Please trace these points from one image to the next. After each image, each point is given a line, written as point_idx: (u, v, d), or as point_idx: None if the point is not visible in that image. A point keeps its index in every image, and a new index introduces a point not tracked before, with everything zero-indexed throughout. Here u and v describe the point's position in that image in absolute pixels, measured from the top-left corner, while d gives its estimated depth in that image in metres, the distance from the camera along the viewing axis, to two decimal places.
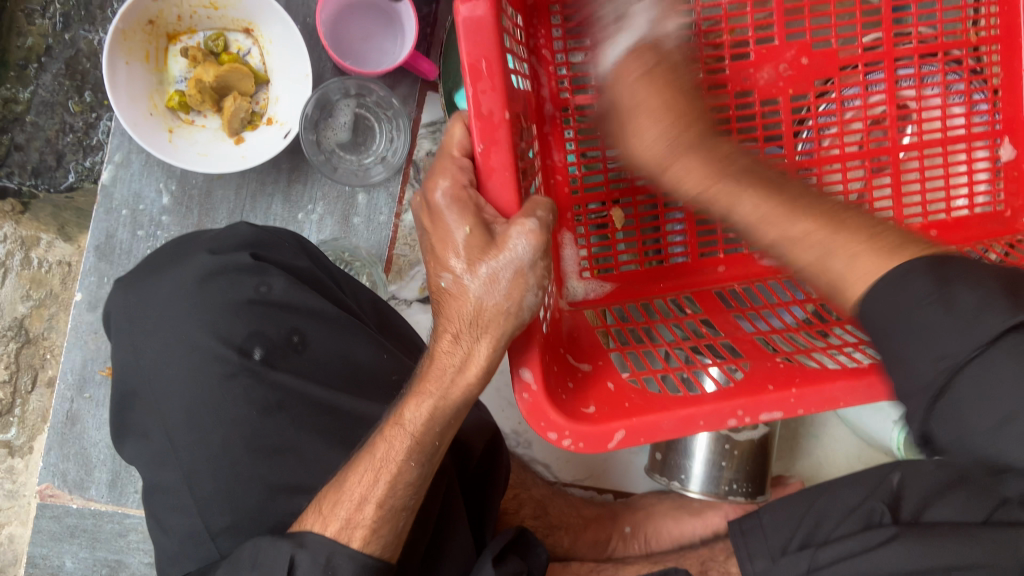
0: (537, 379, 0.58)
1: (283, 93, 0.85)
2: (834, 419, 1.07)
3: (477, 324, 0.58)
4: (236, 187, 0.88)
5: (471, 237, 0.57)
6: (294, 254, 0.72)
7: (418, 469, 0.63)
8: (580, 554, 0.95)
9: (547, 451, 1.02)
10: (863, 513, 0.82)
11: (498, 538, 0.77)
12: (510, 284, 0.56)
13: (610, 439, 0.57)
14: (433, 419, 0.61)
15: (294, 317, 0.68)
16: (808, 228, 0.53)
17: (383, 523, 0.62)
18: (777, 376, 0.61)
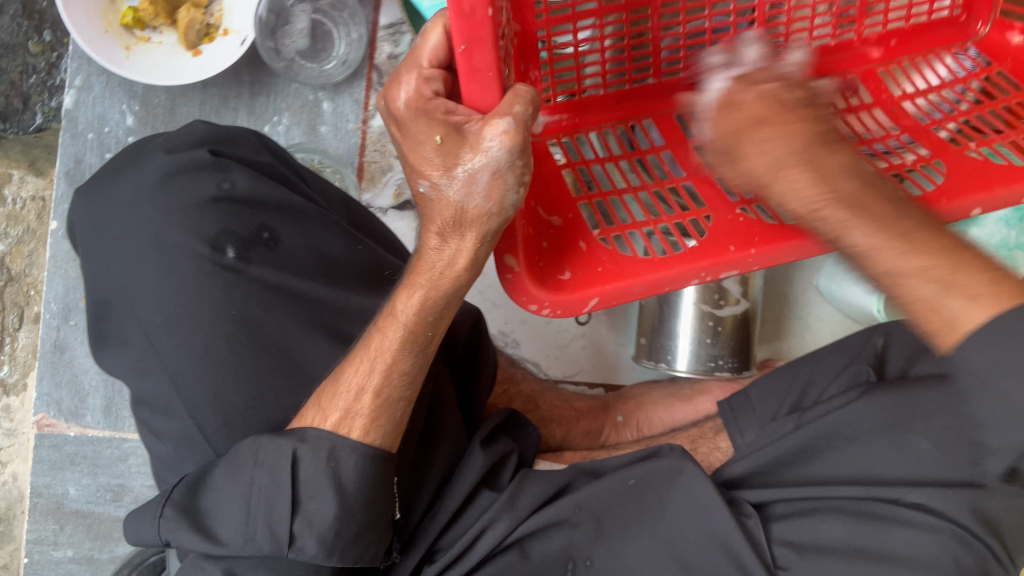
0: (521, 261, 0.61)
1: (236, 2, 0.85)
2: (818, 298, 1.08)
3: (465, 228, 0.52)
4: (199, 103, 0.89)
5: (445, 144, 0.50)
6: (255, 151, 0.66)
7: (414, 359, 0.59)
8: (573, 445, 0.95)
9: (536, 349, 1.03)
10: (852, 375, 0.80)
11: (487, 421, 0.77)
12: (486, 189, 0.50)
13: (584, 305, 0.62)
14: (424, 308, 0.57)
15: (261, 213, 0.62)
16: (921, 261, 0.45)
17: (382, 413, 0.58)
18: (738, 234, 0.64)
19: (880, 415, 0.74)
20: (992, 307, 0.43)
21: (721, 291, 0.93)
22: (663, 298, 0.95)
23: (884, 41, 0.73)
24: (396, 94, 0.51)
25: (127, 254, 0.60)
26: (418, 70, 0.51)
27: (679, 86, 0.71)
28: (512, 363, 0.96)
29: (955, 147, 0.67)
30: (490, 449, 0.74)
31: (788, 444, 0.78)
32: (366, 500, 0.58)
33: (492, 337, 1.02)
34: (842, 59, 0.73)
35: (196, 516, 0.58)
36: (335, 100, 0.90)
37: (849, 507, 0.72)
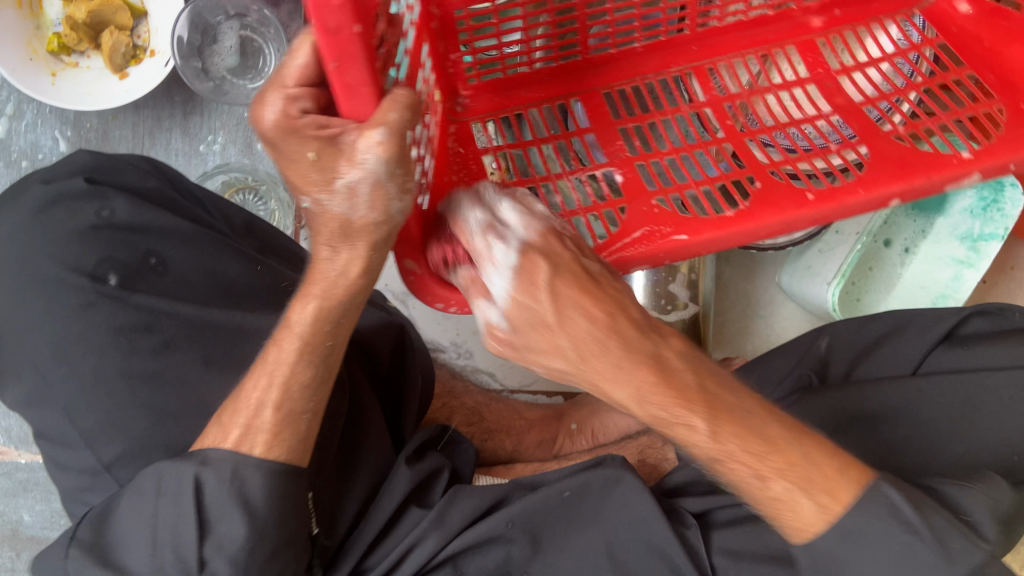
0: (420, 264, 0.60)
1: (162, 23, 0.84)
2: (781, 296, 1.05)
3: (357, 237, 0.50)
4: (132, 125, 0.88)
5: (323, 158, 0.45)
6: (142, 176, 0.66)
7: (314, 370, 0.57)
8: (524, 455, 0.93)
9: (490, 359, 1.01)
10: (793, 379, 0.75)
11: (416, 434, 0.77)
12: (369, 200, 0.47)
13: None
14: (321, 318, 0.55)
15: (147, 238, 0.62)
16: (784, 486, 0.48)
17: (285, 426, 0.56)
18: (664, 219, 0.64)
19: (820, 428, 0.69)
20: (834, 509, 0.48)
21: (668, 296, 0.91)
22: None
23: (824, 10, 0.74)
24: (265, 113, 0.45)
25: (22, 293, 0.60)
26: (282, 89, 0.44)
27: (613, 63, 0.73)
28: (456, 376, 0.95)
29: (885, 132, 0.68)
30: (416, 465, 0.73)
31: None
32: (277, 516, 0.55)
33: (444, 349, 1.01)
34: (778, 30, 0.74)
35: (105, 551, 0.54)
36: None
37: None
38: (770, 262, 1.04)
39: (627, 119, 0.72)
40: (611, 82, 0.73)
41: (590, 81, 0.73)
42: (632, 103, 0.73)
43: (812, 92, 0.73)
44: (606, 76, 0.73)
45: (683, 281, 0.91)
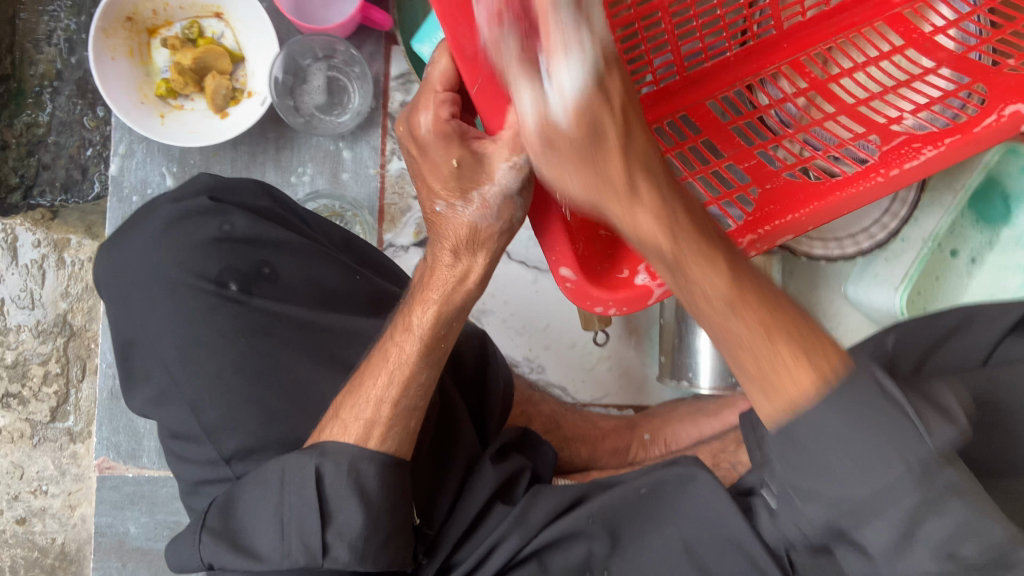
0: (576, 270, 0.59)
1: (258, 67, 0.92)
2: (845, 308, 1.07)
3: (476, 244, 0.57)
4: (230, 161, 0.96)
5: (461, 166, 0.52)
6: (255, 196, 0.73)
7: (430, 372, 0.64)
8: (601, 463, 0.97)
9: (562, 373, 1.05)
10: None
11: (500, 436, 0.81)
12: (499, 210, 0.55)
13: (649, 297, 0.60)
14: (439, 322, 0.62)
15: (262, 250, 0.70)
16: (751, 322, 0.44)
17: (398, 420, 0.62)
18: (788, 192, 0.63)
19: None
20: (819, 380, 0.43)
21: None
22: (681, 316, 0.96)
23: None
24: (421, 117, 0.53)
25: (156, 303, 0.67)
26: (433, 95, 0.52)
27: (711, 75, 0.73)
28: (531, 387, 0.99)
29: (993, 70, 0.67)
30: (501, 464, 0.77)
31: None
32: (388, 504, 0.60)
33: (517, 364, 1.05)
34: (862, 11, 0.74)
35: (233, 536, 0.61)
36: (353, 149, 0.96)
37: None
38: (834, 273, 1.06)
39: (737, 118, 0.72)
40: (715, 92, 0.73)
41: (693, 94, 0.73)
42: (738, 106, 0.74)
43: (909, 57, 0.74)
44: (708, 88, 0.73)
45: None
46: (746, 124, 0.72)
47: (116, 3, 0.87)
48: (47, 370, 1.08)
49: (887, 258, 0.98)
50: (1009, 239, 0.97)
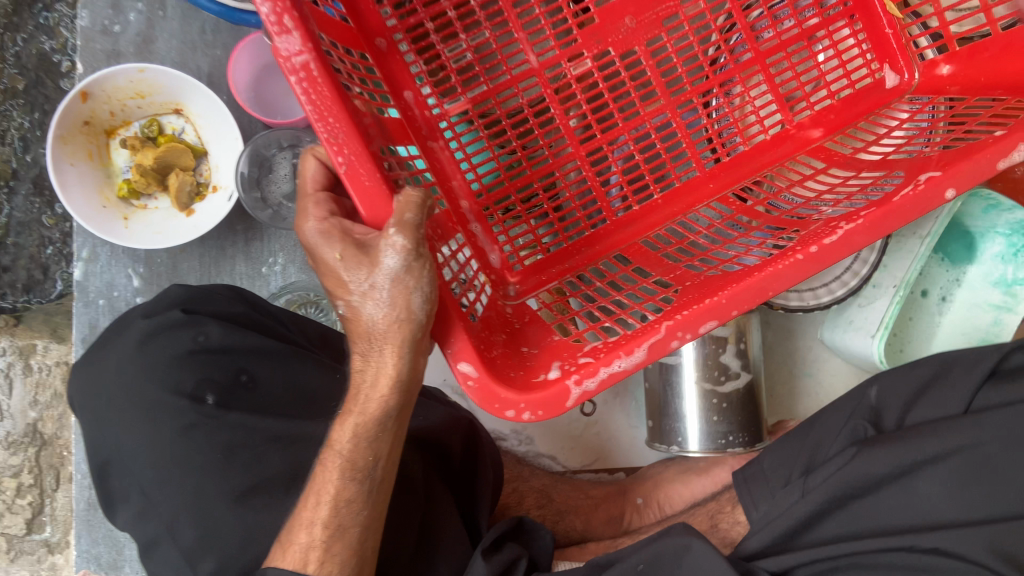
0: (478, 367, 0.63)
1: (222, 161, 0.91)
2: (825, 353, 1.08)
3: (381, 343, 0.57)
4: (199, 256, 0.94)
5: (348, 260, 0.56)
6: (228, 303, 0.72)
7: (360, 486, 0.62)
8: (596, 534, 0.96)
9: (550, 443, 1.04)
10: (849, 431, 0.81)
11: (492, 528, 0.80)
12: (392, 296, 0.55)
13: (566, 397, 0.64)
14: (358, 436, 0.60)
15: (238, 358, 0.69)
16: None
17: (334, 540, 0.61)
18: (714, 288, 0.68)
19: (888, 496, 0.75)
20: None
21: (720, 367, 0.94)
22: (665, 379, 0.96)
23: (816, 124, 0.88)
24: (309, 219, 0.58)
25: (138, 434, 0.65)
26: (312, 197, 0.60)
27: (641, 218, 0.86)
28: (519, 460, 0.98)
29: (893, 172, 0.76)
30: (493, 557, 0.76)
31: (799, 510, 0.77)
32: None
33: (505, 438, 1.03)
34: (784, 150, 0.88)
35: None
36: None
37: (858, 564, 0.73)
38: (811, 321, 1.08)
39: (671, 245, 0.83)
40: (646, 231, 0.86)
41: (624, 234, 0.86)
42: (666, 238, 0.85)
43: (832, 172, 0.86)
44: (643, 227, 0.86)
45: (734, 351, 0.94)
46: (679, 247, 0.83)
47: (71, 110, 0.84)
48: (21, 482, 1.05)
49: (861, 304, 1.00)
50: (978, 275, 0.99)
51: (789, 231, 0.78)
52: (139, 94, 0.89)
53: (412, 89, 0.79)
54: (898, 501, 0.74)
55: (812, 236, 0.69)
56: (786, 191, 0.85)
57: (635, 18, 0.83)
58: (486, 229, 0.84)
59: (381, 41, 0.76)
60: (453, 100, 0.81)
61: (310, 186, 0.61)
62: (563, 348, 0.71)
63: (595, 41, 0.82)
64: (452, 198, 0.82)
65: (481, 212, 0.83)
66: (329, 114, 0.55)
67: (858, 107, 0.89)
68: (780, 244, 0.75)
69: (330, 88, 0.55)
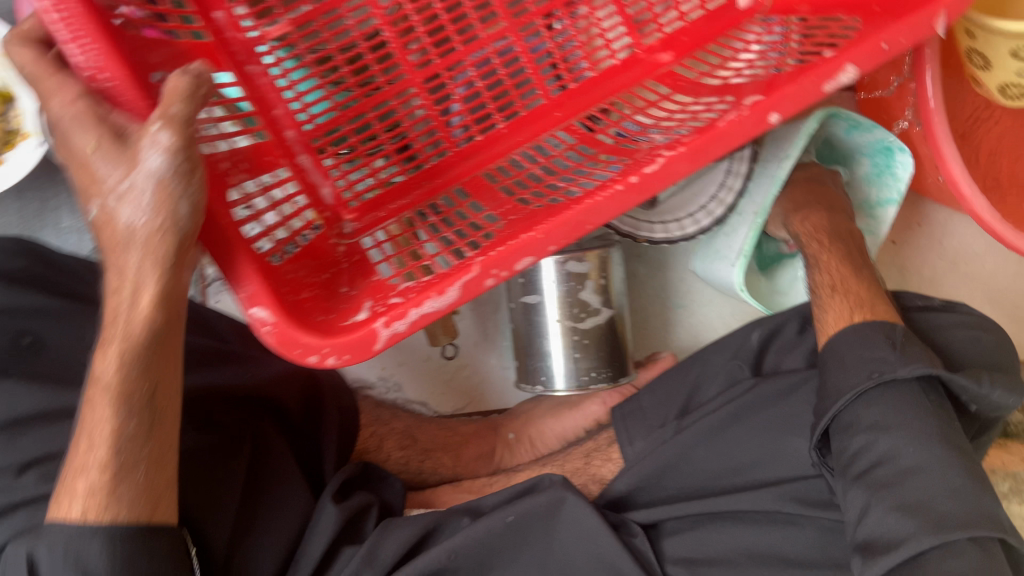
0: (274, 311, 0.60)
1: (29, 105, 0.83)
2: (697, 283, 1.07)
3: (139, 250, 0.51)
4: (18, 210, 0.87)
5: (100, 150, 0.51)
6: (12, 255, 0.66)
7: (139, 419, 0.56)
8: (467, 474, 0.95)
9: (420, 388, 1.01)
10: (727, 372, 0.86)
11: (339, 473, 0.76)
12: (153, 201, 0.50)
13: (373, 340, 0.62)
14: (125, 363, 0.55)
15: (21, 319, 0.63)
16: None
17: (120, 482, 0.56)
18: (536, 220, 0.66)
19: (752, 444, 0.81)
20: None
21: (582, 304, 0.91)
22: (528, 317, 0.93)
23: (665, 47, 0.87)
24: (55, 107, 0.52)
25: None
26: (51, 75, 0.53)
27: (484, 149, 0.84)
28: (379, 401, 0.91)
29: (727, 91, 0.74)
30: (344, 502, 0.73)
31: (669, 454, 0.83)
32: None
33: (373, 385, 1.00)
34: (630, 75, 0.86)
35: None
36: None
37: (720, 517, 0.79)
38: (682, 250, 1.06)
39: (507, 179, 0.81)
40: (486, 163, 0.84)
41: (464, 167, 0.84)
42: (503, 170, 0.83)
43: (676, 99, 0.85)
44: (483, 159, 0.84)
45: (594, 286, 0.91)
46: (515, 181, 0.81)
47: None
48: None
49: (727, 233, 0.98)
50: None
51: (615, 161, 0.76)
52: None
53: (225, 9, 0.72)
54: (764, 449, 0.80)
55: (634, 167, 0.66)
56: (629, 119, 0.83)
57: None
58: (317, 163, 0.79)
59: None
60: (272, 21, 0.73)
61: (35, 61, 0.54)
62: (379, 289, 0.69)
63: None
64: (277, 131, 0.76)
65: (312, 149, 0.79)
66: (82, 33, 0.51)
67: (710, 28, 0.87)
68: (603, 175, 0.73)
69: (85, 6, 0.51)
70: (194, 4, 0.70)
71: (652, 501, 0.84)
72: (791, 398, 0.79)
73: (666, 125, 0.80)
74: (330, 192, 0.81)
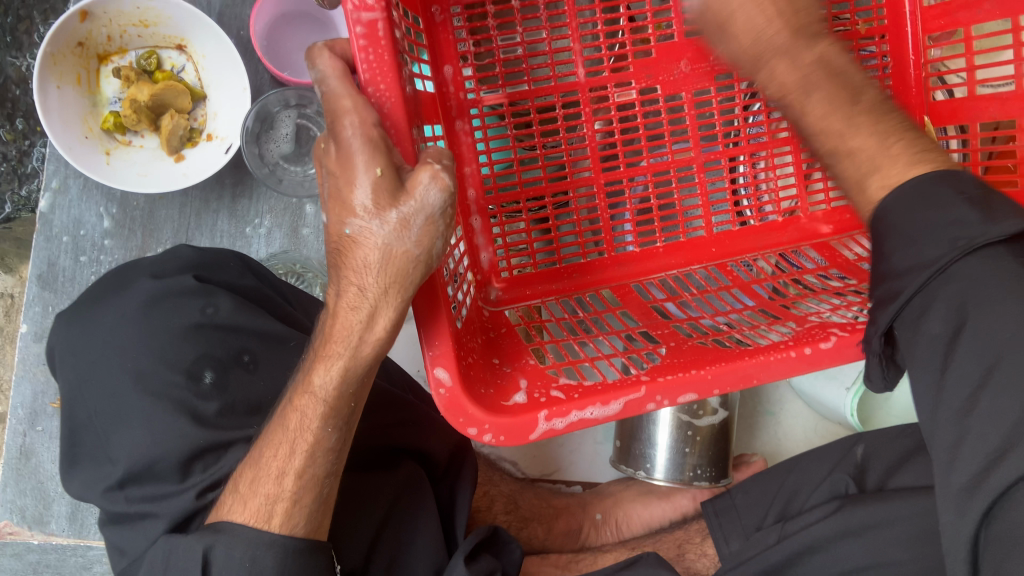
0: (454, 376, 0.59)
1: (222, 108, 0.84)
2: (790, 395, 1.10)
3: (387, 276, 0.50)
4: (179, 206, 0.87)
5: (381, 179, 0.49)
6: (239, 274, 0.67)
7: (338, 433, 0.57)
8: (555, 547, 0.95)
9: (514, 448, 1.03)
10: (831, 484, 0.85)
11: (469, 536, 0.77)
12: (418, 234, 0.50)
13: (530, 430, 0.61)
14: (345, 381, 0.54)
15: (243, 337, 0.63)
16: (864, 141, 0.49)
17: (305, 493, 0.57)
18: (693, 359, 0.66)
19: (857, 555, 0.80)
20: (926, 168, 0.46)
21: (702, 402, 0.93)
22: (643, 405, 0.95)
23: (828, 219, 0.83)
24: (346, 122, 0.49)
25: (130, 411, 0.59)
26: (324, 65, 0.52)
27: (637, 262, 0.82)
28: (490, 463, 0.93)
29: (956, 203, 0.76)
30: (475, 564, 0.73)
31: (771, 556, 0.83)
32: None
33: None
34: (787, 234, 0.83)
35: None
36: (317, 204, 0.89)
37: None
38: None
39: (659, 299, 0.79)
40: (639, 277, 0.82)
41: (617, 274, 0.82)
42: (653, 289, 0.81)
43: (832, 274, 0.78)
44: (636, 273, 0.82)
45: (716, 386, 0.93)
46: (667, 303, 0.79)
47: (67, 27, 0.77)
48: None
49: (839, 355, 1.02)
50: None
51: (781, 321, 0.70)
52: (143, 23, 0.82)
53: (453, 66, 0.75)
54: (868, 560, 0.79)
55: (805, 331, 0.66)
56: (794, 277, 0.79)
57: (691, 62, 0.80)
58: (486, 227, 0.80)
59: (437, 12, 0.74)
60: (491, 89, 0.77)
61: (342, 75, 0.52)
62: (538, 377, 0.67)
63: (643, 76, 0.80)
64: (462, 182, 0.78)
65: (485, 212, 0.79)
66: (381, 78, 0.54)
67: None
68: (769, 333, 0.68)
69: (391, 53, 0.54)
70: (431, 51, 0.73)
71: None
72: (889, 522, 0.79)
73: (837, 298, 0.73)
74: (487, 257, 0.80)
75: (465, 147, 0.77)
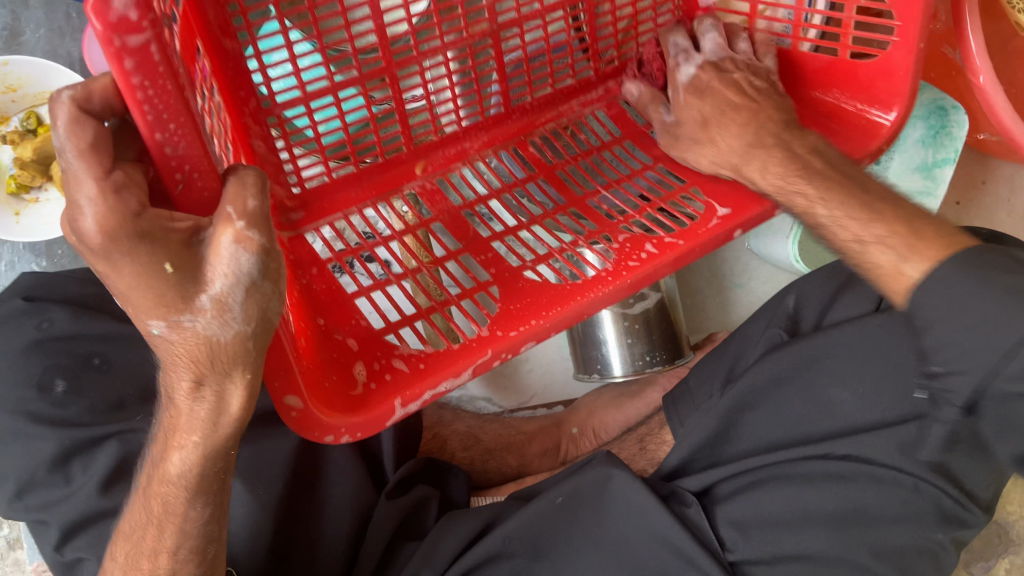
0: (304, 398, 0.56)
1: None
2: (753, 262, 1.05)
3: (222, 361, 0.45)
4: None
5: (176, 272, 0.41)
6: (79, 285, 0.72)
7: (206, 505, 0.55)
8: (534, 467, 0.95)
9: (484, 386, 1.02)
10: (766, 339, 0.83)
11: (399, 471, 0.80)
12: (244, 304, 0.44)
13: (389, 416, 0.60)
14: (204, 463, 0.51)
15: (89, 344, 0.68)
16: None
17: (186, 564, 0.57)
18: (523, 298, 0.65)
19: (796, 406, 0.79)
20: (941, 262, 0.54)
21: (631, 290, 0.90)
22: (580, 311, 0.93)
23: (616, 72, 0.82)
24: (81, 196, 0.38)
25: None
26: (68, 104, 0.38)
27: (444, 146, 0.76)
28: (443, 406, 0.96)
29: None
30: (396, 499, 0.76)
31: (710, 423, 0.82)
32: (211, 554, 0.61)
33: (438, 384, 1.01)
34: (588, 93, 0.81)
35: None
36: None
37: (778, 476, 0.77)
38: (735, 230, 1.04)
39: (469, 203, 0.74)
40: (449, 164, 0.76)
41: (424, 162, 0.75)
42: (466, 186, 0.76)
43: (626, 150, 0.79)
44: (445, 157, 0.76)
45: None
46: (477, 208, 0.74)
47: None
48: None
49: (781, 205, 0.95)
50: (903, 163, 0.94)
51: (601, 236, 0.69)
52: (10, 88, 0.89)
53: None
54: (810, 406, 0.78)
55: (621, 253, 0.67)
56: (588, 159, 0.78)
57: None
58: (270, 144, 0.66)
59: None
60: None
61: (84, 144, 0.38)
62: (377, 346, 0.64)
63: None
64: (233, 102, 0.62)
65: (264, 125, 0.65)
66: (171, 117, 0.41)
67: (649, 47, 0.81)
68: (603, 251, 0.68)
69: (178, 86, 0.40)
70: None
71: (709, 466, 0.83)
72: (822, 358, 0.78)
73: (638, 183, 0.75)
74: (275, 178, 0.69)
75: (233, 56, 0.61)
